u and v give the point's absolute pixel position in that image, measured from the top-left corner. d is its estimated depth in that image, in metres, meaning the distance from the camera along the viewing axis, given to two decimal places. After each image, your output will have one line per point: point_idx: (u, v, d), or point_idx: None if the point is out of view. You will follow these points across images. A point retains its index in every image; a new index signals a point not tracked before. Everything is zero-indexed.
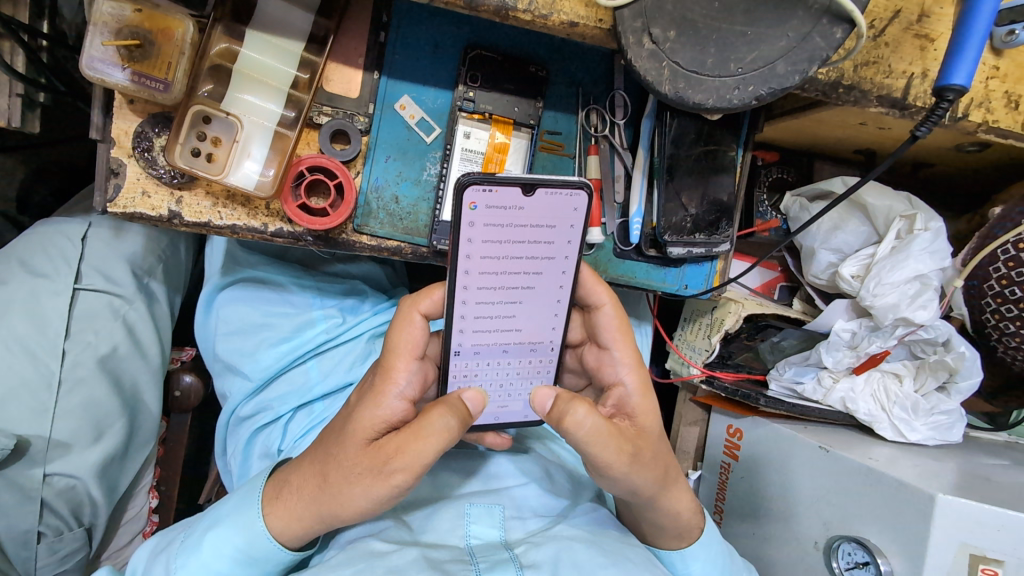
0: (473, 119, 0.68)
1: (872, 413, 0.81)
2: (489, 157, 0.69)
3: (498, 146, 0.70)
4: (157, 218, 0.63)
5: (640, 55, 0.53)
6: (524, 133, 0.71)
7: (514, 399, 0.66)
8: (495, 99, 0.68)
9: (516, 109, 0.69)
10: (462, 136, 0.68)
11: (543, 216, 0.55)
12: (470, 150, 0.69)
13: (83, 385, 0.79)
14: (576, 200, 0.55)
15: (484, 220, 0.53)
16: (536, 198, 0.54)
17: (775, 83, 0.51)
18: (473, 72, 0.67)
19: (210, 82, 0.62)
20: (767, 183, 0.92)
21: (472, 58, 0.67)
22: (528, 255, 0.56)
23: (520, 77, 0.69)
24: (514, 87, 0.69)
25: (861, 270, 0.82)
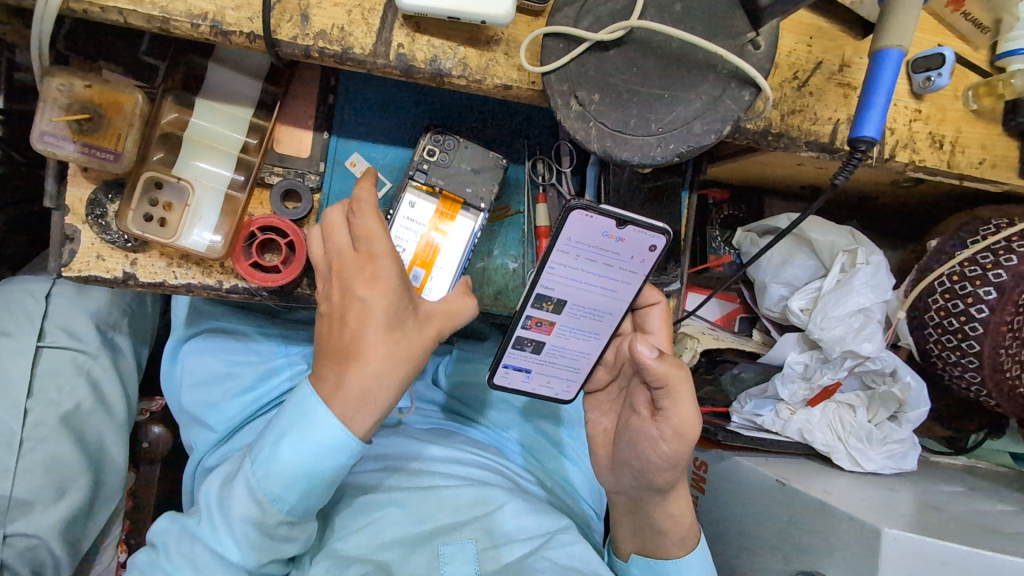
0: (420, 191, 0.68)
1: (829, 443, 0.83)
2: (429, 228, 0.69)
3: (440, 218, 0.69)
4: (111, 279, 0.65)
5: (568, 116, 0.55)
6: (472, 214, 0.70)
7: (552, 377, 0.75)
8: (451, 177, 0.68)
9: (467, 190, 0.68)
10: (407, 206, 0.68)
11: (627, 247, 0.63)
12: (411, 218, 0.68)
13: (46, 443, 0.80)
14: (655, 243, 0.63)
15: (577, 235, 0.62)
16: (626, 232, 0.62)
17: (694, 142, 0.54)
18: (433, 149, 0.68)
19: (162, 149, 0.64)
20: (718, 220, 0.95)
21: (431, 137, 0.68)
22: (600, 273, 0.65)
23: (475, 156, 0.69)
24: (471, 167, 0.68)
25: (809, 303, 0.84)
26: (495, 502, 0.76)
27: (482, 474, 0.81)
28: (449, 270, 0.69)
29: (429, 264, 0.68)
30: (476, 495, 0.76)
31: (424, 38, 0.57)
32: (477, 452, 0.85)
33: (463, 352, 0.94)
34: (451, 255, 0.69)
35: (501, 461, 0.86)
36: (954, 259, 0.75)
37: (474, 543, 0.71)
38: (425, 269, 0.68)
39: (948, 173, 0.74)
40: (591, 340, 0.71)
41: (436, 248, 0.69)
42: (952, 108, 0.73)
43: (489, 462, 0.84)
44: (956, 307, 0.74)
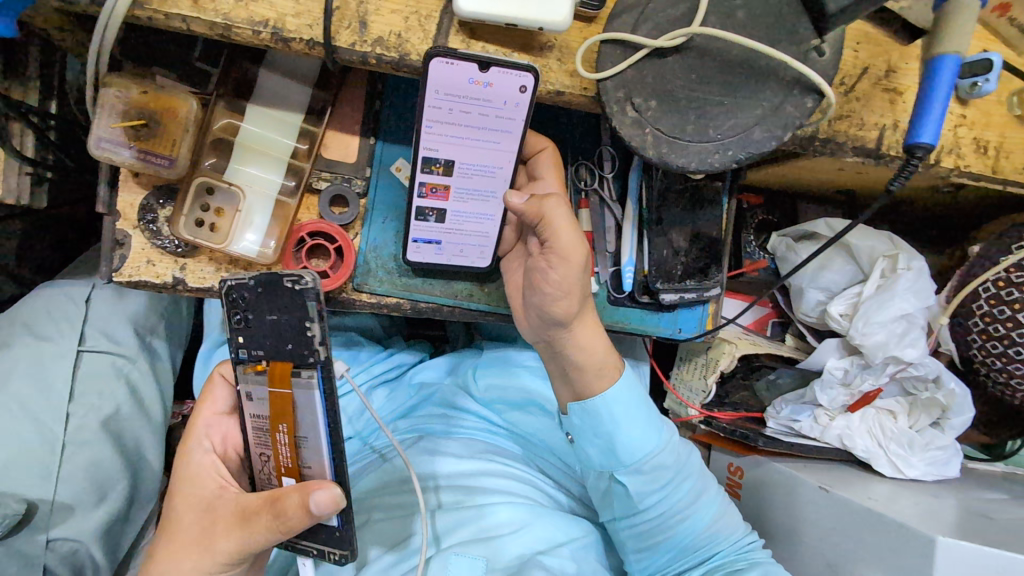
0: (250, 370, 0.57)
1: (870, 450, 0.82)
2: (275, 419, 0.56)
3: (280, 397, 0.55)
4: (161, 285, 0.65)
5: (624, 123, 0.56)
6: (307, 378, 0.54)
7: (464, 250, 0.71)
8: (265, 339, 0.56)
9: (289, 345, 0.54)
10: (246, 399, 0.59)
11: (496, 94, 0.59)
12: (259, 418, 0.58)
13: (87, 447, 0.80)
14: (525, 83, 0.58)
15: (442, 88, 0.58)
16: (491, 76, 0.57)
17: (753, 148, 0.54)
18: (243, 312, 0.56)
19: (213, 154, 0.64)
20: (753, 225, 0.95)
21: (226, 293, 0.57)
22: (475, 125, 0.61)
23: (288, 306, 0.54)
24: (280, 324, 0.55)
25: (849, 308, 0.84)
26: (514, 521, 0.74)
27: (506, 484, 0.80)
28: (317, 469, 0.56)
29: (294, 469, 0.57)
30: (492, 512, 0.74)
31: (479, 44, 0.57)
32: (504, 462, 0.83)
33: (503, 358, 0.91)
34: (307, 442, 0.55)
35: (530, 471, 0.84)
36: (999, 265, 0.74)
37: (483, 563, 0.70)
38: (294, 477, 0.57)
39: (992, 179, 0.73)
40: (488, 200, 0.67)
41: (290, 442, 0.56)
42: (997, 114, 0.72)
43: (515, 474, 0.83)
44: (1001, 313, 0.73)
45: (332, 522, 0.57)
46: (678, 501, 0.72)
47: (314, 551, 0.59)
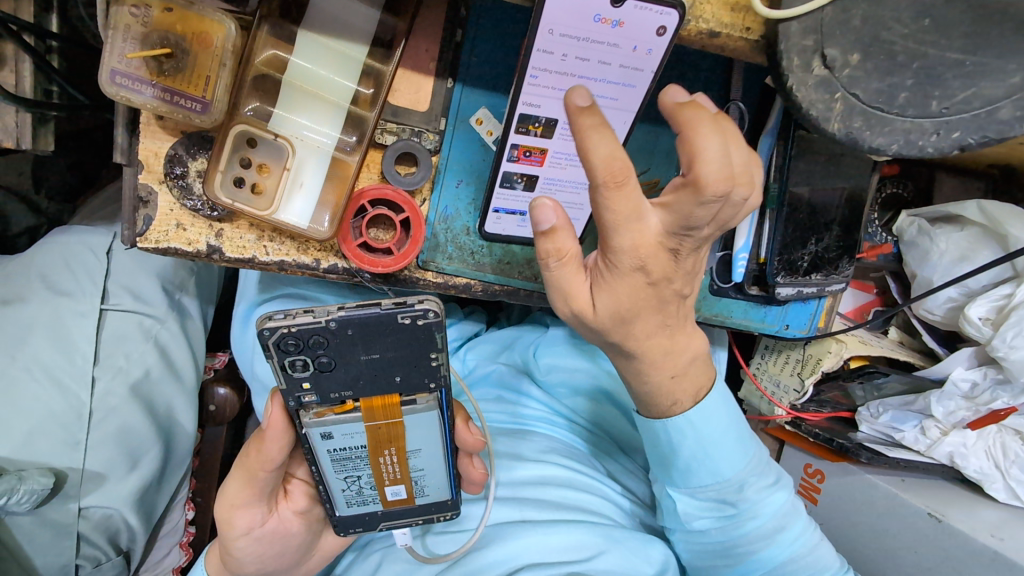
0: (327, 412, 0.47)
1: (984, 471, 0.73)
2: (376, 447, 0.50)
3: (385, 428, 0.48)
4: (193, 253, 0.54)
5: (806, 83, 0.41)
6: (425, 401, 0.47)
7: None
8: (356, 380, 0.45)
9: (398, 378, 0.45)
10: (321, 437, 0.49)
11: (626, 35, 0.43)
12: (340, 449, 0.50)
13: (116, 414, 0.73)
14: (666, 21, 0.42)
15: (559, 25, 0.43)
16: (623, 12, 0.42)
17: (992, 131, 0.39)
18: (315, 359, 0.44)
19: (256, 97, 0.50)
20: (879, 200, 0.81)
21: (283, 343, 0.43)
22: (591, 75, 0.46)
23: (396, 342, 0.43)
24: (383, 361, 0.44)
25: (993, 312, 0.71)
26: (587, 546, 0.66)
27: (580, 501, 0.71)
28: (432, 469, 0.53)
29: (403, 479, 0.53)
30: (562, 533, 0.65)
31: None
32: (572, 468, 0.75)
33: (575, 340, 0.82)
34: (425, 453, 0.52)
35: (598, 477, 0.76)
36: None
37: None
38: (404, 483, 0.54)
39: None
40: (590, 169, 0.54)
41: (398, 460, 0.51)
42: None
43: (584, 482, 0.74)
44: None
45: (444, 496, 0.57)
46: (733, 490, 0.62)
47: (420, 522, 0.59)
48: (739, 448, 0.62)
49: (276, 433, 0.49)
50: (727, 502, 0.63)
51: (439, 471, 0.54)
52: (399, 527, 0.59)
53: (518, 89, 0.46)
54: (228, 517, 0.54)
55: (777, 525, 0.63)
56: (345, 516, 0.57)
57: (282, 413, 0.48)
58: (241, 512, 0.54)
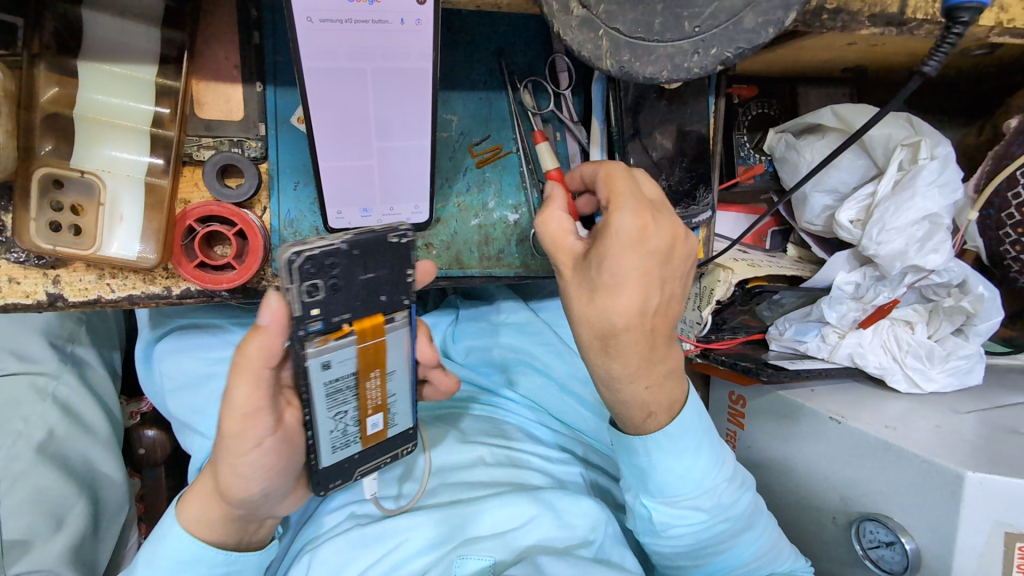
0: (329, 340, 0.45)
1: (884, 365, 0.75)
2: (365, 370, 0.49)
3: (373, 349, 0.48)
4: (35, 305, 0.54)
5: (570, 26, 0.41)
6: (402, 317, 0.49)
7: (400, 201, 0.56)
8: (354, 302, 0.45)
9: (383, 297, 0.47)
10: (320, 368, 0.46)
11: (389, 10, 0.44)
12: (334, 381, 0.47)
13: (26, 479, 0.71)
14: None
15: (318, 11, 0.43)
16: None
17: (744, 41, 0.40)
18: (328, 280, 0.43)
19: (51, 139, 0.49)
20: (746, 122, 0.82)
21: (305, 268, 0.42)
22: (375, 56, 0.47)
23: (388, 258, 0.46)
24: (379, 279, 0.46)
25: (862, 214, 0.72)
26: (523, 514, 0.62)
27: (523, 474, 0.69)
28: (404, 391, 0.53)
29: (383, 406, 0.52)
30: (494, 509, 0.61)
31: None
32: (502, 449, 0.72)
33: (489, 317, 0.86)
34: (399, 375, 0.52)
35: (529, 451, 0.74)
36: None
37: (491, 564, 0.58)
38: (382, 411, 0.52)
39: None
40: (413, 148, 0.53)
41: (382, 379, 0.51)
42: None
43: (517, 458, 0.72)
44: None
45: (407, 423, 0.55)
46: (708, 496, 0.58)
47: (386, 461, 0.56)
48: (707, 459, 0.58)
49: (282, 323, 0.43)
50: (700, 508, 0.58)
51: (408, 395, 0.54)
52: (371, 472, 0.55)
53: (301, 80, 0.46)
54: (235, 431, 0.45)
55: (743, 526, 0.60)
56: (329, 468, 0.51)
57: (284, 308, 0.42)
58: (252, 424, 0.46)
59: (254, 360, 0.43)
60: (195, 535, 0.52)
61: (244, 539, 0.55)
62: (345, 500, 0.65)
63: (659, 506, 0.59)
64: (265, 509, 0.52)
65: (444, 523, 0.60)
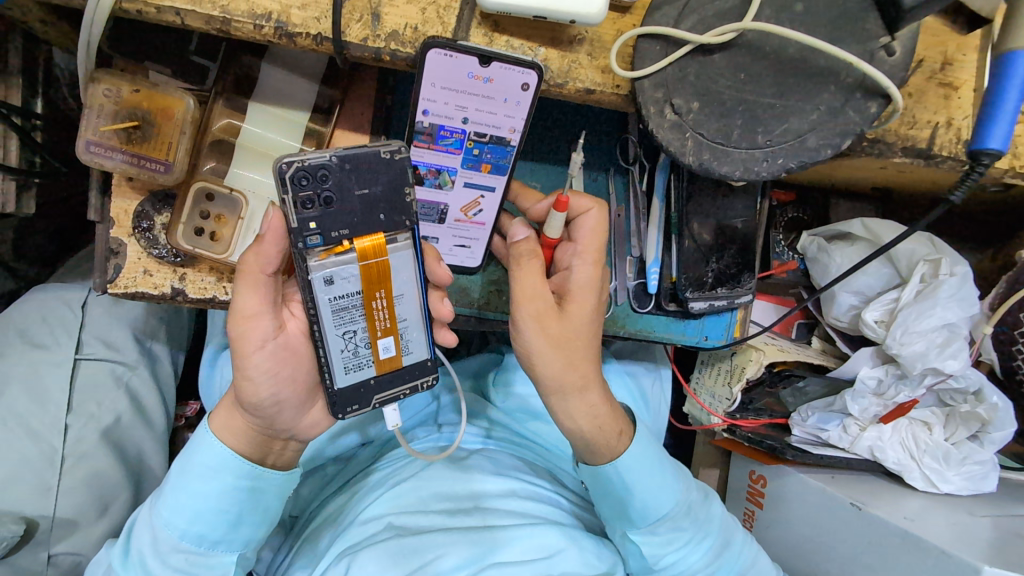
0: (329, 255, 0.48)
1: (901, 462, 0.79)
2: (369, 289, 0.51)
3: (375, 267, 0.50)
4: (159, 296, 0.61)
5: (661, 126, 0.51)
6: (404, 240, 0.50)
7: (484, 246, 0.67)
8: (351, 217, 0.48)
9: (381, 216, 0.49)
10: (323, 284, 0.49)
11: (497, 89, 0.53)
12: (340, 298, 0.50)
13: (87, 459, 0.76)
14: (528, 79, 0.52)
15: (440, 82, 0.52)
16: (492, 72, 0.52)
17: (806, 156, 0.49)
18: (320, 193, 0.47)
19: (213, 158, 0.59)
20: (783, 223, 0.91)
21: (297, 178, 0.46)
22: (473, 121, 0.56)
23: (383, 175, 0.48)
24: (373, 197, 0.48)
25: (885, 315, 0.79)
26: (551, 545, 0.66)
27: (540, 508, 0.72)
28: (415, 319, 0.54)
29: (393, 329, 0.53)
30: (526, 537, 0.66)
31: (503, 39, 0.52)
32: (531, 482, 0.76)
33: None
34: (408, 300, 0.53)
35: (554, 492, 0.77)
36: None
37: None
38: (393, 336, 0.54)
39: None
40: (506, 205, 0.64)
41: (389, 302, 0.52)
42: None
43: (543, 496, 0.75)
44: None
45: (424, 355, 0.56)
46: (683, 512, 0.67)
47: (405, 393, 0.57)
48: (671, 480, 0.68)
49: (276, 231, 0.48)
50: (680, 527, 0.67)
51: (420, 324, 0.55)
52: (390, 404, 0.57)
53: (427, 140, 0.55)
54: (240, 330, 0.51)
55: (723, 540, 0.70)
56: (343, 389, 0.54)
57: (281, 219, 0.47)
58: (254, 325, 0.51)
59: (253, 265, 0.50)
60: (223, 441, 0.56)
61: (268, 458, 0.58)
62: (381, 514, 0.69)
63: (644, 537, 0.68)
64: (283, 421, 0.56)
65: (484, 548, 0.64)
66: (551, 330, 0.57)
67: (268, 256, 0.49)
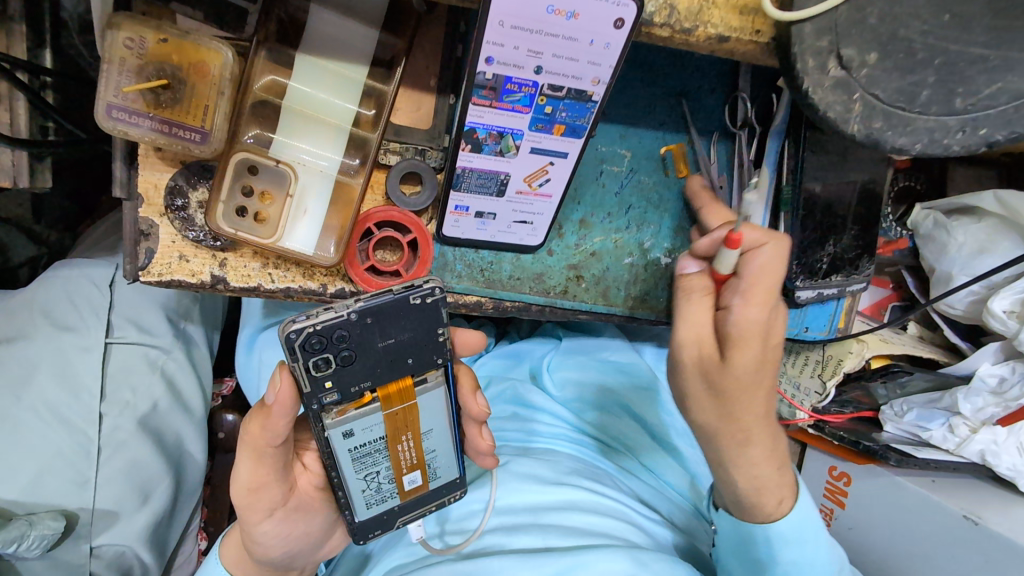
0: (348, 409, 0.45)
1: (1017, 469, 0.69)
2: (394, 435, 0.48)
3: (403, 413, 0.47)
4: (197, 285, 0.52)
5: (822, 85, 0.39)
6: (435, 377, 0.47)
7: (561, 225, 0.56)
8: (374, 369, 0.43)
9: (410, 360, 0.44)
10: (342, 437, 0.46)
11: (582, 28, 0.41)
12: (361, 446, 0.47)
13: (125, 449, 0.71)
14: (624, 13, 0.41)
15: (511, 20, 0.41)
16: (579, 5, 0.40)
17: (1019, 126, 0.39)
18: (338, 354, 0.42)
19: (256, 124, 0.49)
20: (892, 193, 0.80)
21: (310, 344, 0.41)
22: (548, 70, 0.44)
23: (411, 323, 0.43)
24: (401, 344, 0.43)
25: (1017, 305, 0.69)
26: (620, 570, 0.57)
27: (608, 523, 0.64)
28: (445, 449, 0.52)
29: (421, 464, 0.51)
30: (592, 561, 0.58)
31: None
32: (597, 490, 0.68)
33: (576, 351, 0.82)
34: (437, 433, 0.51)
35: (625, 501, 0.69)
36: None
37: None
38: (419, 469, 0.52)
39: None
40: None
41: (417, 442, 0.50)
42: None
43: (611, 506, 0.67)
44: None
45: (455, 476, 0.54)
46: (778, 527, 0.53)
47: (431, 509, 0.55)
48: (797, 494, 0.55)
49: (285, 405, 0.43)
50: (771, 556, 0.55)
51: (449, 451, 0.53)
52: (414, 521, 0.55)
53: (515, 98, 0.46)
54: (247, 502, 0.47)
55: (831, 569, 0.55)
56: (367, 520, 0.52)
57: (291, 384, 0.42)
58: (260, 496, 0.47)
59: (256, 438, 0.45)
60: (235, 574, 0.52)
61: None
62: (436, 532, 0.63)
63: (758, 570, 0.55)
64: (301, 560, 0.54)
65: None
66: (712, 384, 0.46)
67: (273, 425, 0.44)
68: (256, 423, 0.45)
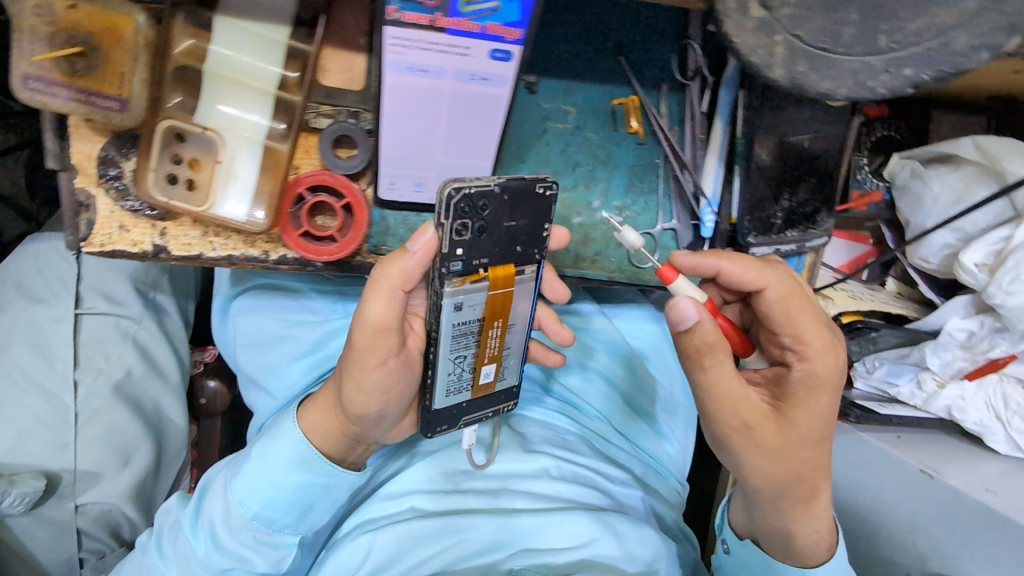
0: (464, 283, 0.46)
1: (984, 424, 0.68)
2: (490, 319, 0.49)
3: (501, 299, 0.48)
4: (141, 254, 0.53)
5: (744, 27, 0.37)
6: (531, 271, 0.49)
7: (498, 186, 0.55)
8: (493, 247, 0.46)
9: (517, 248, 0.46)
10: (452, 310, 0.46)
11: None
12: (462, 324, 0.48)
13: (102, 414, 0.74)
14: None
15: None
16: None
17: (950, 64, 0.37)
18: (476, 223, 0.44)
19: (179, 91, 0.49)
20: (869, 144, 0.77)
21: (460, 207, 0.43)
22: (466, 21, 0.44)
23: (530, 210, 0.46)
24: (520, 229, 0.46)
25: (991, 258, 0.66)
26: (585, 534, 0.60)
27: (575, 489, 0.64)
28: (519, 350, 0.53)
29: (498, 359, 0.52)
30: (558, 526, 0.60)
31: None
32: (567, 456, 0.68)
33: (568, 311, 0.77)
34: (517, 330, 0.52)
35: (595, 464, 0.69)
36: None
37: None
38: (497, 363, 0.53)
39: None
40: None
41: (503, 335, 0.51)
42: None
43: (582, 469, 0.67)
44: None
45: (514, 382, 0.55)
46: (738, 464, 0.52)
47: (487, 415, 0.56)
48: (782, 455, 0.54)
49: (424, 256, 0.44)
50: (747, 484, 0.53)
51: (521, 354, 0.54)
52: (472, 424, 0.56)
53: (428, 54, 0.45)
54: (367, 347, 0.47)
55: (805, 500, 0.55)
56: (439, 412, 0.52)
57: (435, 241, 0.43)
58: (381, 340, 0.47)
59: (393, 277, 0.45)
60: (311, 440, 0.54)
61: (349, 457, 0.57)
62: (406, 489, 0.62)
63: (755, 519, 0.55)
64: (373, 434, 0.54)
65: (513, 537, 0.59)
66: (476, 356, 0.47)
67: (416, 267, 0.44)
68: (394, 266, 0.45)
